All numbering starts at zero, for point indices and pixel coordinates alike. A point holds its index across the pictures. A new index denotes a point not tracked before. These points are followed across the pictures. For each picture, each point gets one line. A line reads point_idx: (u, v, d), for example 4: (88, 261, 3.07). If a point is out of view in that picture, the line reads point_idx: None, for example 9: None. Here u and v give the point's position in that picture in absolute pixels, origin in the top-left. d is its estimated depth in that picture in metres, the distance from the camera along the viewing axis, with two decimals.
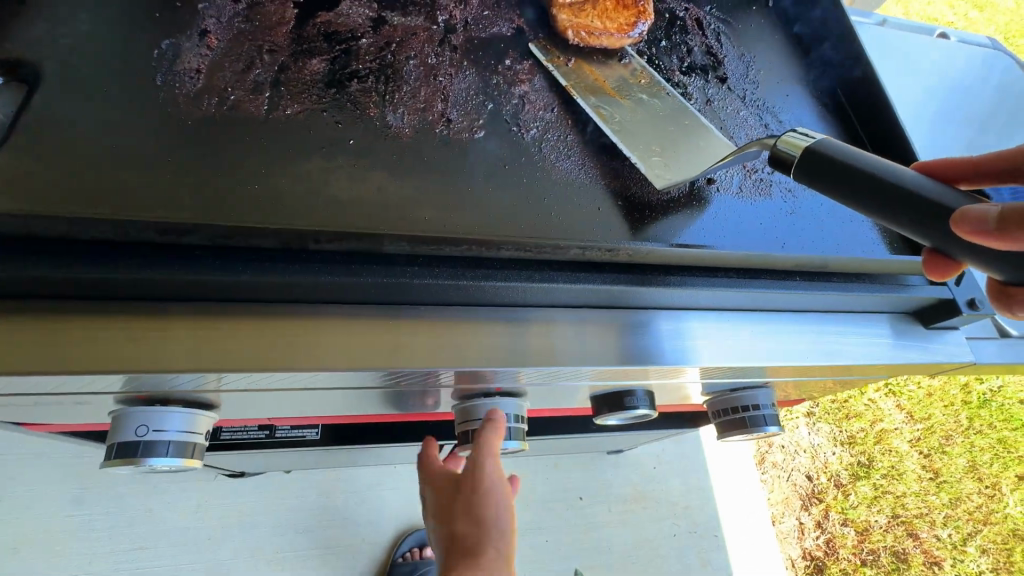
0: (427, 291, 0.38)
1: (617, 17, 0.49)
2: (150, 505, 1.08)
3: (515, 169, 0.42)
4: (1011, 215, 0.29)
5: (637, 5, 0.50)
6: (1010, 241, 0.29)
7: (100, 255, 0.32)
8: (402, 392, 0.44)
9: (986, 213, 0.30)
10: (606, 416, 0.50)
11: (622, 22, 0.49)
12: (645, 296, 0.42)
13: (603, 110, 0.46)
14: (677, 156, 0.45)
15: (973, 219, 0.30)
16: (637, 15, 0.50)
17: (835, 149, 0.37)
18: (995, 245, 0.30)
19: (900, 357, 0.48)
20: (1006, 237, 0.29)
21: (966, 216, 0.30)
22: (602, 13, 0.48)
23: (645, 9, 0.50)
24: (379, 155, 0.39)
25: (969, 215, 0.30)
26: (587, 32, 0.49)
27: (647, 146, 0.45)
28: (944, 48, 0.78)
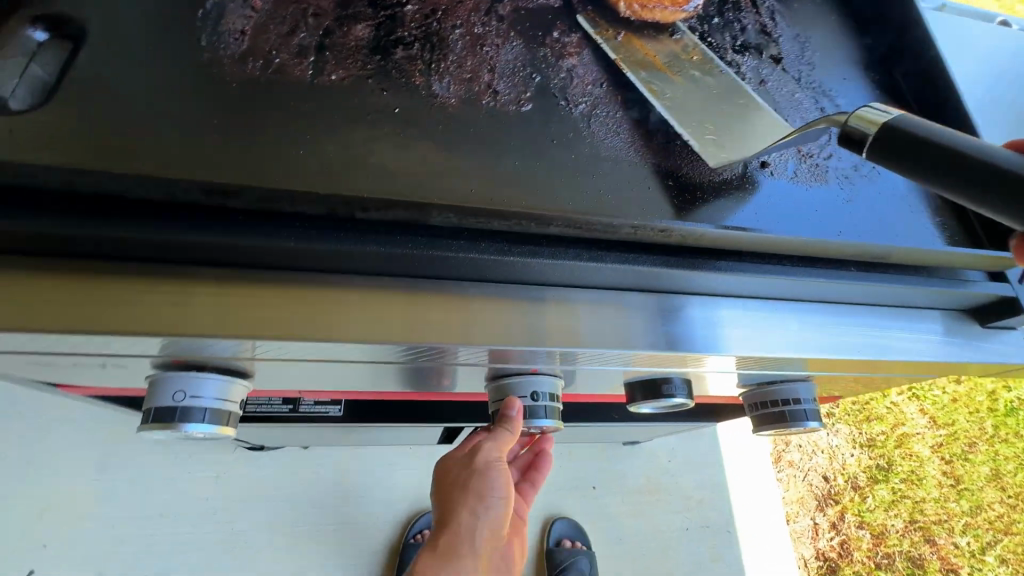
0: (472, 266, 0.37)
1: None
2: (171, 474, 1.10)
3: (563, 145, 0.40)
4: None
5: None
6: None
7: (143, 215, 0.32)
8: (436, 370, 0.44)
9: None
10: (639, 403, 0.49)
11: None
12: (696, 281, 0.41)
13: (655, 85, 0.44)
14: (731, 134, 0.43)
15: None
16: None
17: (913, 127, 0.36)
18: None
19: (952, 355, 0.46)
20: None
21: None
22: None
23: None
24: (425, 125, 0.38)
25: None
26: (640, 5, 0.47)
27: (701, 124, 0.43)
28: (1006, 36, 0.74)
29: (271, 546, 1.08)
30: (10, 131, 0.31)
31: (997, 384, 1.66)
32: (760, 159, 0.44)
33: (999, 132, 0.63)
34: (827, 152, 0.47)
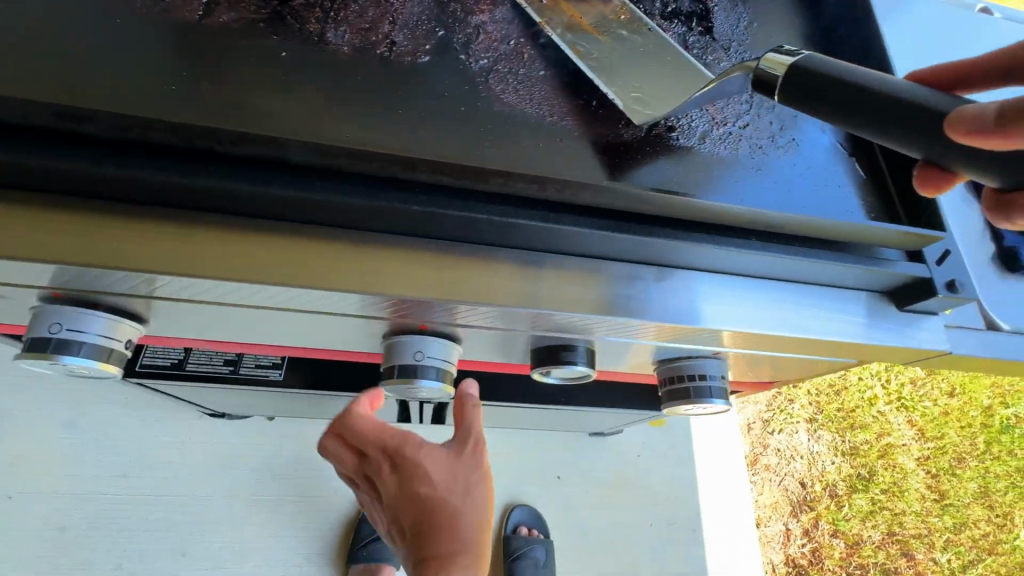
0: (336, 208, 0.36)
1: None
2: (138, 436, 1.12)
3: (453, 98, 0.40)
4: (1006, 111, 0.30)
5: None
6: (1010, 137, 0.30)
7: (3, 138, 0.32)
8: (331, 323, 0.44)
9: (982, 112, 0.31)
10: (542, 371, 0.48)
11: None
12: (584, 240, 0.40)
13: (580, 47, 0.45)
14: (657, 92, 0.44)
15: (966, 118, 0.31)
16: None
17: (820, 68, 0.37)
18: (988, 143, 0.31)
19: (865, 337, 0.44)
20: (1002, 132, 0.30)
21: (961, 116, 0.31)
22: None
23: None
24: (310, 69, 0.38)
25: (964, 116, 0.31)
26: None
27: (628, 83, 0.44)
28: (984, 22, 0.71)
29: (230, 512, 1.10)
30: None
31: (992, 399, 1.60)
32: (663, 120, 0.43)
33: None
34: (744, 120, 0.45)
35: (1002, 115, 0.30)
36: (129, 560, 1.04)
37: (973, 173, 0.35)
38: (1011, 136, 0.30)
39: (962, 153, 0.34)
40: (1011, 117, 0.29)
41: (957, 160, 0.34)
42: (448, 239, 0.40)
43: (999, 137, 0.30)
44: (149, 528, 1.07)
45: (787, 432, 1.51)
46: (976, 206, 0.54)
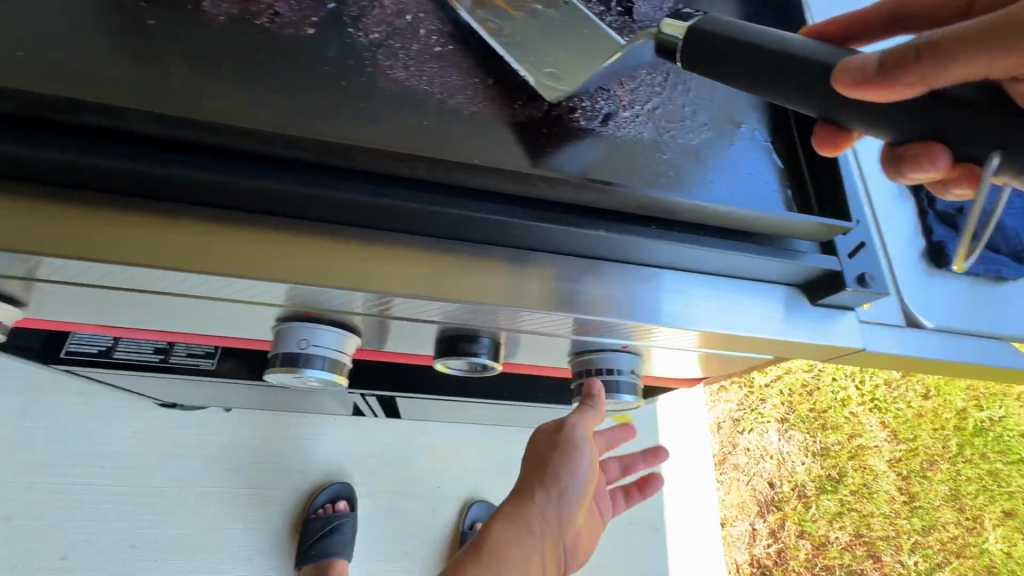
0: (192, 184, 0.34)
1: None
2: (89, 426, 1.10)
3: (334, 72, 0.37)
4: (886, 61, 0.30)
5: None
6: (891, 86, 0.30)
7: None
8: (217, 307, 0.43)
9: (865, 62, 0.30)
10: (446, 362, 0.46)
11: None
12: (469, 224, 0.38)
13: (492, 23, 0.43)
14: (572, 64, 0.42)
15: (852, 70, 0.31)
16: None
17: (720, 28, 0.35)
18: (872, 96, 0.31)
19: (776, 333, 0.42)
20: (885, 83, 0.30)
21: (847, 68, 0.31)
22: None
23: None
24: (178, 37, 0.36)
25: (850, 67, 0.31)
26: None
27: (541, 58, 0.42)
28: None
29: (181, 503, 1.09)
30: None
31: (967, 402, 1.58)
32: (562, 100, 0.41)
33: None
34: (654, 102, 0.43)
35: (884, 65, 0.30)
36: (74, 550, 1.02)
37: (868, 129, 0.34)
38: (893, 86, 0.30)
39: (853, 106, 0.33)
40: (890, 66, 0.30)
41: (847, 113, 0.34)
42: (325, 221, 0.38)
43: (883, 88, 0.30)
44: (96, 520, 1.05)
45: (757, 432, 1.49)
46: (909, 200, 0.53)
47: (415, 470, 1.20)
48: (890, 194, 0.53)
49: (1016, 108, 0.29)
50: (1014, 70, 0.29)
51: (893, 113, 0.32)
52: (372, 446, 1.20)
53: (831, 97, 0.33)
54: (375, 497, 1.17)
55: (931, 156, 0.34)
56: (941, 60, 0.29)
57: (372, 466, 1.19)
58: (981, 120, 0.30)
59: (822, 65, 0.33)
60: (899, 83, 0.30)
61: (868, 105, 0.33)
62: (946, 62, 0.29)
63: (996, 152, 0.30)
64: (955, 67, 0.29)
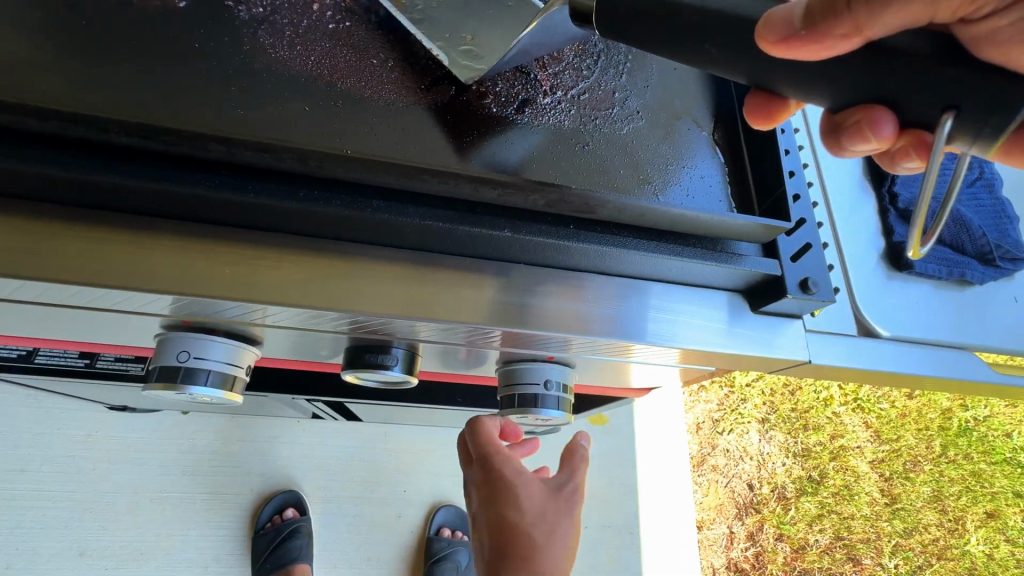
0: (21, 178, 0.29)
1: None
2: (35, 430, 1.05)
3: (203, 48, 0.33)
4: (814, 11, 0.26)
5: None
6: (822, 38, 0.26)
7: None
8: (91, 315, 0.38)
9: (790, 15, 0.26)
10: (355, 373, 0.42)
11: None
12: (358, 224, 0.33)
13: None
14: (491, 40, 0.38)
15: (778, 24, 0.26)
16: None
17: None
18: (803, 52, 0.27)
19: (714, 345, 0.38)
20: (816, 37, 0.26)
21: (771, 22, 0.26)
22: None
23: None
24: (17, 8, 0.31)
25: (774, 20, 0.26)
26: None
27: (458, 34, 0.38)
28: None
29: (134, 510, 1.05)
30: None
31: (952, 402, 1.55)
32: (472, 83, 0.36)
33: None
34: (579, 87, 0.39)
35: (812, 16, 0.26)
36: (20, 559, 0.98)
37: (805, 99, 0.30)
38: (823, 40, 0.26)
39: (786, 71, 0.29)
40: (819, 18, 0.26)
41: (784, 78, 0.29)
42: (193, 219, 0.33)
43: (812, 43, 0.26)
44: (45, 525, 1.01)
45: (737, 432, 1.45)
46: (871, 196, 0.49)
47: (380, 472, 1.16)
48: (850, 190, 0.49)
49: (970, 64, 0.25)
50: (962, 9, 0.25)
51: (833, 77, 0.28)
52: (335, 448, 1.16)
53: (763, 61, 0.28)
54: (338, 501, 1.14)
55: (873, 123, 0.29)
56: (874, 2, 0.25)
57: (335, 469, 1.16)
58: (930, 79, 0.25)
59: (751, 25, 0.28)
60: (829, 36, 0.26)
61: (806, 68, 0.28)
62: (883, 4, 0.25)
63: (948, 112, 0.26)
64: (896, 10, 0.25)
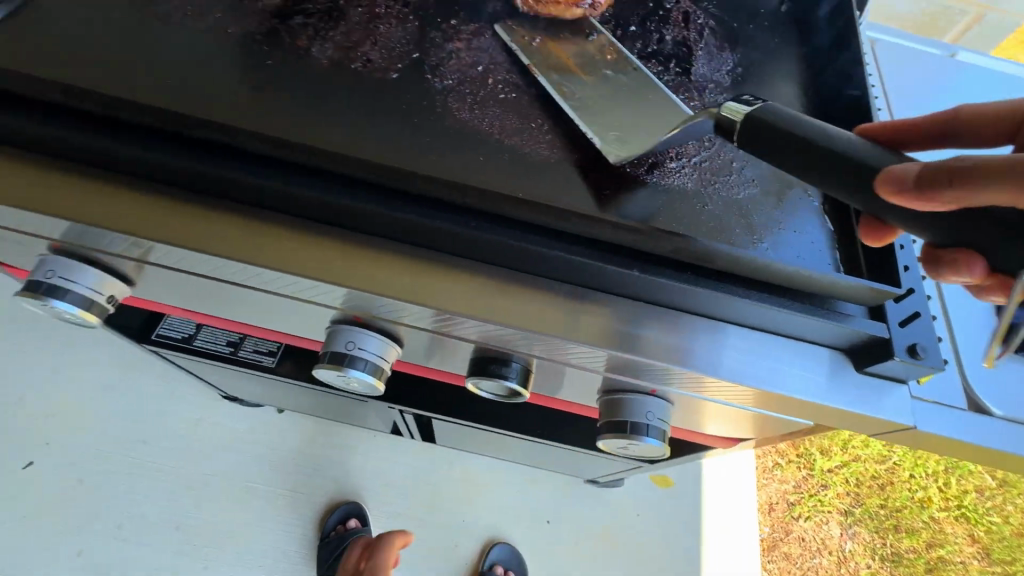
0: (276, 195, 0.40)
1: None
2: (161, 406, 1.21)
3: (408, 109, 0.42)
4: (928, 175, 0.29)
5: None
6: (934, 199, 0.29)
7: (49, 116, 0.40)
8: (286, 304, 0.49)
9: (907, 173, 0.30)
10: (477, 382, 0.48)
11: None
12: (511, 252, 0.40)
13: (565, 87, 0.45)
14: (634, 131, 0.43)
15: (892, 179, 0.30)
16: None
17: (780, 116, 0.36)
18: (914, 206, 0.30)
19: (814, 396, 0.40)
20: (925, 196, 0.29)
21: (888, 177, 0.30)
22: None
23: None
24: (286, 75, 0.43)
25: (892, 175, 0.30)
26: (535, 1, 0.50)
27: (609, 122, 0.43)
28: (960, 68, 0.71)
29: (224, 493, 1.16)
30: None
31: None
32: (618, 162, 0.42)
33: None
34: (701, 156, 0.45)
35: (926, 177, 0.29)
36: (129, 521, 1.11)
37: None
38: (934, 201, 0.29)
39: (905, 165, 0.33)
40: (932, 180, 0.29)
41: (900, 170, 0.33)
42: (379, 236, 0.42)
43: (921, 200, 0.29)
44: (151, 495, 1.14)
45: (815, 521, 1.33)
46: None
47: (442, 498, 1.20)
48: None
49: None
50: None
51: None
52: (404, 467, 1.22)
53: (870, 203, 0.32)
54: (400, 520, 1.18)
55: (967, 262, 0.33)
56: (981, 180, 0.28)
57: (401, 488, 1.21)
58: None
59: (866, 145, 0.33)
60: (938, 198, 0.29)
61: None
62: (995, 184, 0.27)
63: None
64: (1007, 191, 0.27)
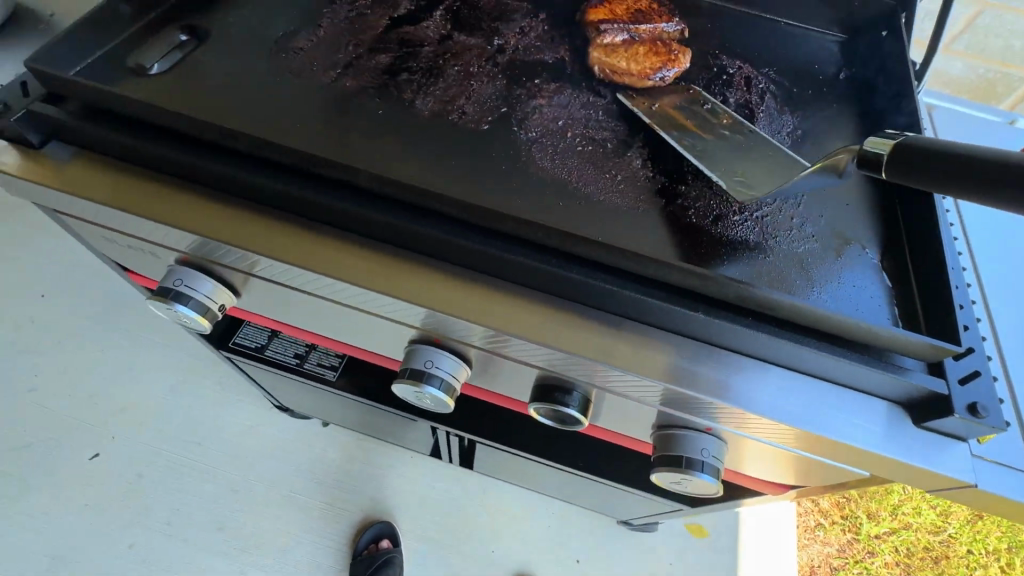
0: (380, 226, 0.45)
1: (645, 61, 0.56)
2: (216, 411, 1.29)
3: (497, 158, 0.48)
4: None
5: (670, 55, 0.57)
6: None
7: (198, 149, 0.47)
8: (370, 322, 0.54)
9: None
10: (538, 407, 0.51)
11: (648, 65, 0.55)
12: (587, 289, 0.44)
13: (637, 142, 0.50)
14: (761, 176, 0.48)
15: None
16: (665, 63, 0.56)
17: (927, 143, 0.37)
18: None
19: (873, 446, 0.41)
20: None
21: None
22: (631, 56, 0.55)
23: (676, 60, 0.57)
24: (394, 124, 0.49)
25: None
26: (612, 71, 0.56)
27: (732, 168, 0.48)
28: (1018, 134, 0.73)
29: (267, 500, 1.20)
30: (155, 92, 0.50)
31: None
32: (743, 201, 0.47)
33: (1013, 235, 0.58)
34: (764, 210, 0.48)
35: None
36: (177, 518, 1.17)
37: None
38: None
39: None
40: None
41: None
42: (466, 267, 0.46)
43: None
44: (200, 495, 1.20)
45: None
46: None
47: (474, 525, 1.21)
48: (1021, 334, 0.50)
49: None
50: None
51: None
52: (438, 490, 1.24)
53: None
54: (431, 544, 1.19)
55: None
56: None
57: (434, 511, 1.22)
58: None
59: None
60: None
61: None
62: None
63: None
64: None
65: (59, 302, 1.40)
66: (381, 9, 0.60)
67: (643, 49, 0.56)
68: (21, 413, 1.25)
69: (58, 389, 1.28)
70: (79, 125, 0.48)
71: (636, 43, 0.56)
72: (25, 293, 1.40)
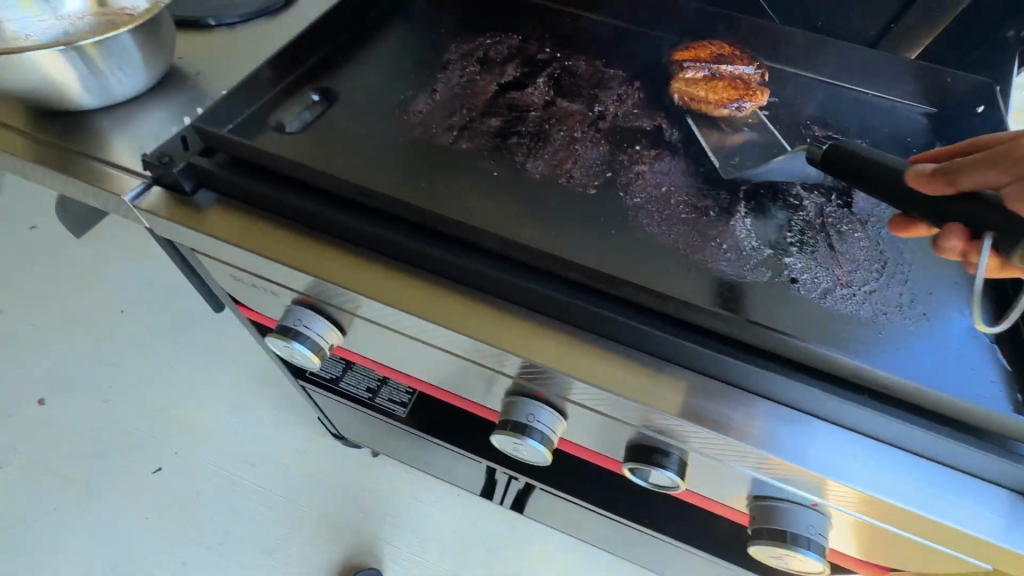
0: (498, 282, 0.48)
1: (722, 93, 0.62)
2: (272, 433, 1.32)
3: (606, 222, 0.51)
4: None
5: (748, 90, 0.63)
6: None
7: (332, 202, 0.52)
8: (470, 369, 0.56)
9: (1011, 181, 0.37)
10: (633, 466, 0.52)
11: (725, 97, 0.62)
12: (698, 355, 0.45)
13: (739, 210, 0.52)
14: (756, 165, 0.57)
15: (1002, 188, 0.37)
16: (742, 95, 0.62)
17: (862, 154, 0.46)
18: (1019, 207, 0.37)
19: (1000, 539, 0.40)
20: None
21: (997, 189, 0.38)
22: (710, 89, 0.62)
23: (753, 93, 0.63)
24: (508, 187, 0.53)
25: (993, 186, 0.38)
26: (692, 99, 0.62)
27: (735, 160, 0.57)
28: None
29: (314, 527, 1.21)
30: (293, 148, 0.55)
31: None
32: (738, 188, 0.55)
33: None
34: (871, 285, 0.49)
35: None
36: (228, 539, 1.19)
37: None
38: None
39: None
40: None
41: None
42: (574, 325, 0.48)
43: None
44: (251, 517, 1.22)
45: None
46: None
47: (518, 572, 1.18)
48: None
49: None
50: None
51: None
52: (483, 531, 1.23)
53: None
54: None
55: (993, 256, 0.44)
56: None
57: (477, 554, 1.20)
58: None
59: None
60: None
61: None
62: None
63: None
64: None
65: (136, 318, 1.49)
66: (489, 75, 0.64)
67: (720, 84, 0.63)
68: (94, 422, 1.31)
69: (129, 400, 1.35)
70: (225, 175, 0.53)
71: (716, 79, 0.63)
72: (107, 307, 1.50)
